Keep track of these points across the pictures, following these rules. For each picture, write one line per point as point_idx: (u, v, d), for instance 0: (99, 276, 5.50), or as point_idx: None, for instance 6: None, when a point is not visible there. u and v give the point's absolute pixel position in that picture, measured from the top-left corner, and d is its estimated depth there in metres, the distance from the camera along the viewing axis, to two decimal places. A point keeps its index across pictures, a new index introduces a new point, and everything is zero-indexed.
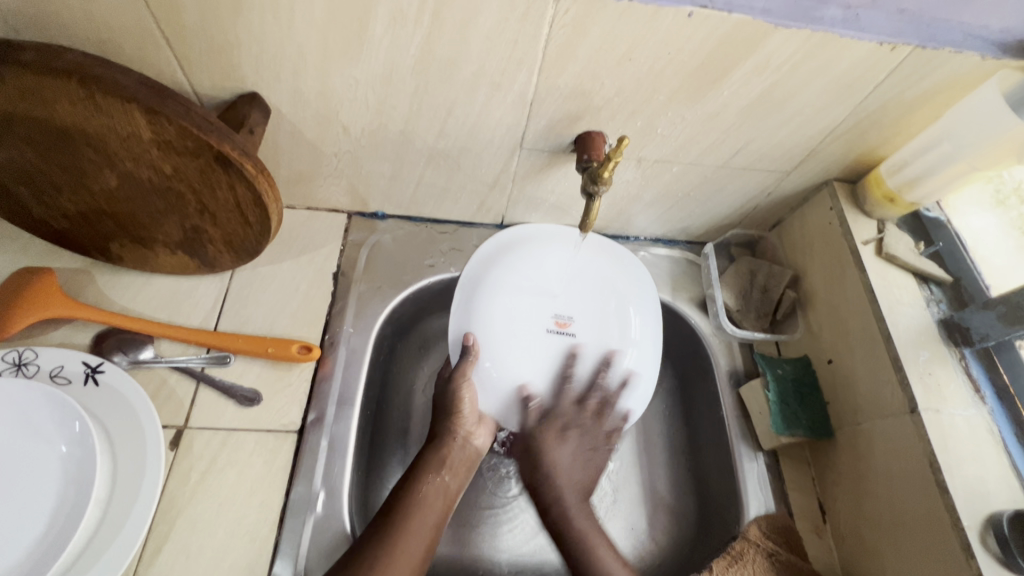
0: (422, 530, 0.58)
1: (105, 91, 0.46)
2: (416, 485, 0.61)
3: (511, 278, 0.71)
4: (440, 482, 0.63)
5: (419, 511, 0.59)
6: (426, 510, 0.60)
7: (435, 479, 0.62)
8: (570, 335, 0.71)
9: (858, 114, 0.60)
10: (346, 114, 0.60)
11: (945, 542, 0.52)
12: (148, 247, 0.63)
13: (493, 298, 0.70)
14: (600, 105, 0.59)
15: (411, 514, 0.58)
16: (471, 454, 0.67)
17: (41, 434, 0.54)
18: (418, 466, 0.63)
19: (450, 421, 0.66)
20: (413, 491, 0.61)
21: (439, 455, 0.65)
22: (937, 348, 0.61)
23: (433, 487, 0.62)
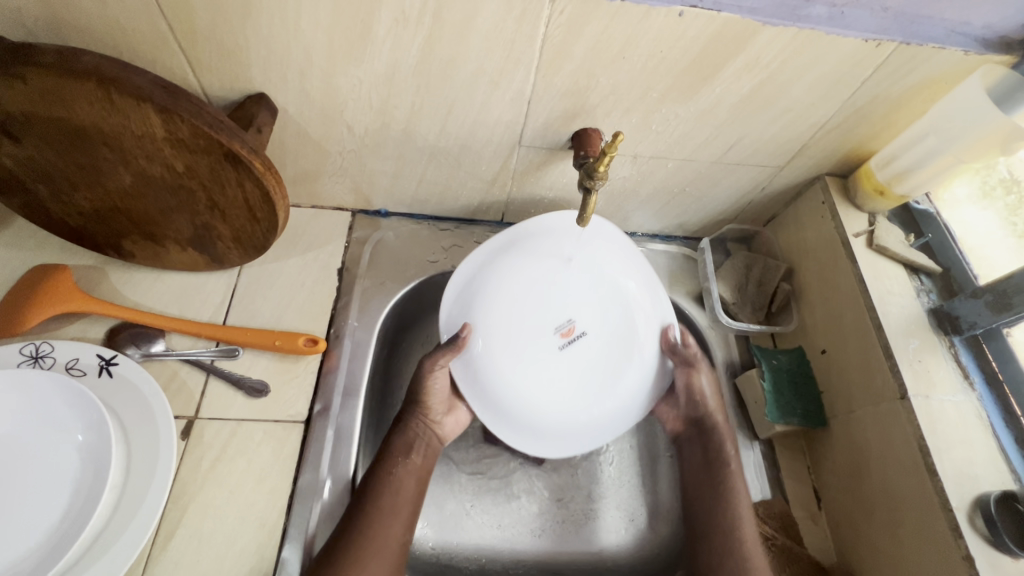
0: (397, 515, 0.61)
1: (121, 91, 0.48)
2: (387, 468, 0.64)
3: (501, 300, 0.67)
4: (410, 464, 0.65)
5: (391, 496, 0.62)
6: (398, 494, 0.63)
7: (405, 463, 0.65)
8: (581, 340, 0.67)
9: (847, 109, 0.62)
10: (350, 114, 0.62)
11: (934, 524, 0.54)
12: (159, 244, 0.65)
13: (491, 326, 0.67)
14: (596, 102, 0.61)
15: (385, 499, 0.61)
16: (436, 436, 0.70)
17: (59, 423, 0.56)
18: (385, 451, 0.65)
19: (416, 407, 0.68)
20: (384, 475, 0.63)
21: (407, 439, 0.67)
22: (927, 337, 0.63)
23: (404, 470, 0.65)
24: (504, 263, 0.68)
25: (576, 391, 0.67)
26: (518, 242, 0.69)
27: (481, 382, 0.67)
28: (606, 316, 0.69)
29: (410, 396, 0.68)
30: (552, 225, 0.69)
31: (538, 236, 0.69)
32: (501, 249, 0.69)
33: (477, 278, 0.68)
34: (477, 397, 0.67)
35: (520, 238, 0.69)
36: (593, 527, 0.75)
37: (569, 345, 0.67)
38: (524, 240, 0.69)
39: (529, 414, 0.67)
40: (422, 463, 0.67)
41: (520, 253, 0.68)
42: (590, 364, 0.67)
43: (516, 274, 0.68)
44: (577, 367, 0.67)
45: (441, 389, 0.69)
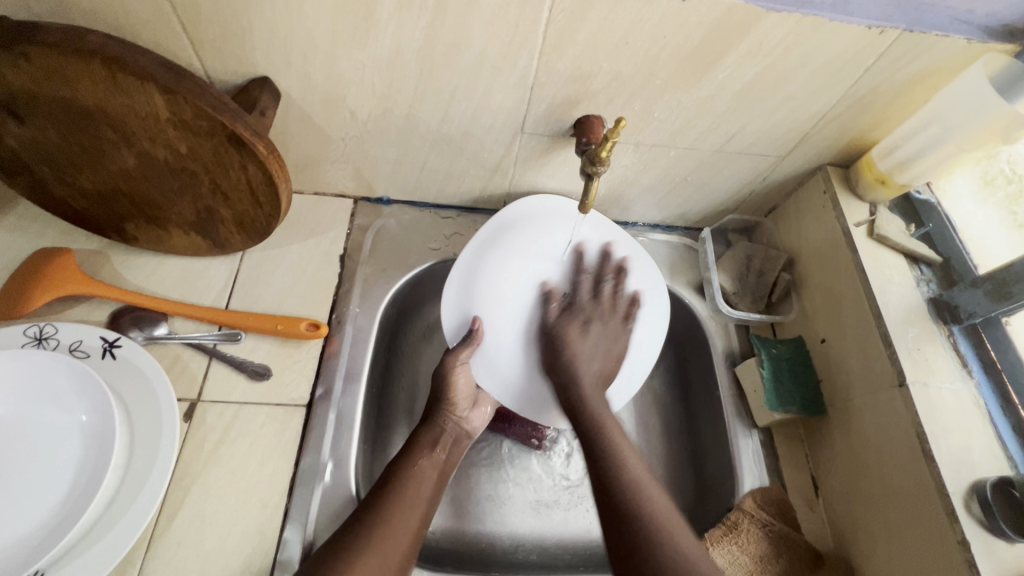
0: (418, 502, 0.60)
1: (126, 72, 0.48)
2: (412, 460, 0.64)
3: (505, 296, 0.71)
4: (435, 458, 0.66)
5: (416, 482, 0.62)
6: (422, 482, 0.63)
7: (430, 456, 0.65)
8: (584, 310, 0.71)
9: (849, 98, 0.62)
10: (352, 98, 0.62)
11: (931, 509, 0.54)
12: (162, 227, 0.65)
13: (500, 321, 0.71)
14: (598, 89, 0.61)
15: (407, 484, 0.61)
16: (462, 432, 0.71)
17: (63, 404, 0.56)
18: (412, 445, 0.66)
19: (444, 404, 0.69)
20: (410, 465, 0.63)
21: (434, 434, 0.68)
22: (926, 325, 0.63)
23: (428, 463, 0.65)
24: (496, 258, 0.71)
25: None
26: (506, 237, 0.72)
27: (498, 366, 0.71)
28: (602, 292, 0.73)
29: (438, 394, 0.69)
30: (532, 216, 0.73)
31: (528, 227, 0.72)
32: (488, 244, 0.72)
33: (475, 265, 0.71)
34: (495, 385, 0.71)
35: (505, 232, 0.72)
36: (591, 514, 0.76)
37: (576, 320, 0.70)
38: (509, 234, 0.72)
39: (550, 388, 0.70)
40: (445, 459, 0.67)
41: (510, 244, 0.72)
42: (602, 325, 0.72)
43: (519, 248, 0.72)
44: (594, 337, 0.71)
45: (465, 386, 0.70)
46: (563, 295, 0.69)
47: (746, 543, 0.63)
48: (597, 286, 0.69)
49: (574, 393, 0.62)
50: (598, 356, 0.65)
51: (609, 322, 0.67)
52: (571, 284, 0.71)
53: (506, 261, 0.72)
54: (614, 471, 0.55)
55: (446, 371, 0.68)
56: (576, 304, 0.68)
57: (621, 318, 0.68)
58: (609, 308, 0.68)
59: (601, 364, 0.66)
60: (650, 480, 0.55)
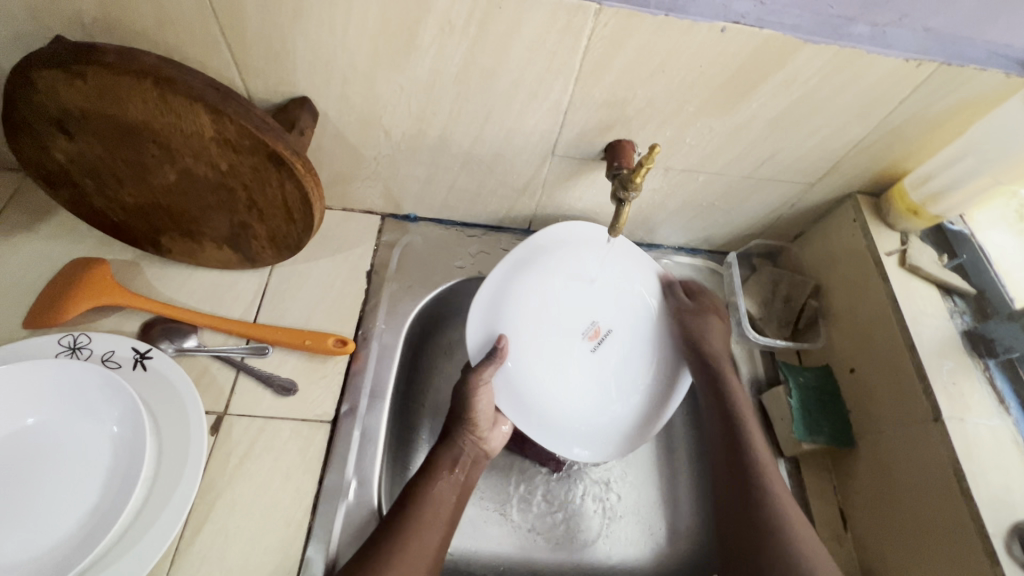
0: (433, 525, 0.60)
1: (176, 92, 0.49)
2: (430, 482, 0.64)
3: (532, 320, 0.70)
4: (452, 479, 0.65)
5: (434, 503, 0.62)
6: (440, 503, 0.63)
7: (449, 476, 0.65)
8: (608, 338, 0.72)
9: (882, 128, 0.62)
10: (387, 119, 0.63)
11: (969, 549, 0.53)
12: (196, 241, 0.66)
13: (527, 349, 0.69)
14: (631, 115, 0.61)
15: (424, 502, 0.62)
16: (480, 453, 0.70)
17: (95, 414, 0.57)
18: (432, 463, 0.66)
19: (463, 424, 0.68)
20: (428, 485, 0.63)
21: (453, 453, 0.67)
22: (961, 358, 0.62)
23: (445, 485, 0.64)
24: (524, 286, 0.70)
25: (612, 389, 0.72)
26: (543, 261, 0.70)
27: (520, 392, 0.70)
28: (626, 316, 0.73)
29: (457, 412, 0.69)
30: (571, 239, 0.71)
31: (569, 250, 0.71)
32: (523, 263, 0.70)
33: (503, 291, 0.69)
34: (518, 414, 0.70)
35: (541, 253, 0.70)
36: (612, 539, 0.75)
37: (600, 347, 0.72)
38: (547, 260, 0.70)
39: (572, 415, 0.71)
40: (462, 479, 0.66)
41: (547, 264, 0.70)
42: (622, 358, 0.73)
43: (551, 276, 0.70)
44: (607, 367, 0.72)
45: (485, 406, 0.69)
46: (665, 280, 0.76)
47: None
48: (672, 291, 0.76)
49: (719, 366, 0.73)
50: (717, 337, 0.75)
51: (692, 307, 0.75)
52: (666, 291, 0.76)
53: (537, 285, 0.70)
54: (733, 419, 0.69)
55: (470, 389, 0.67)
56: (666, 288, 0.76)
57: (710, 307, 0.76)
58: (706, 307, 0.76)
59: (719, 349, 0.74)
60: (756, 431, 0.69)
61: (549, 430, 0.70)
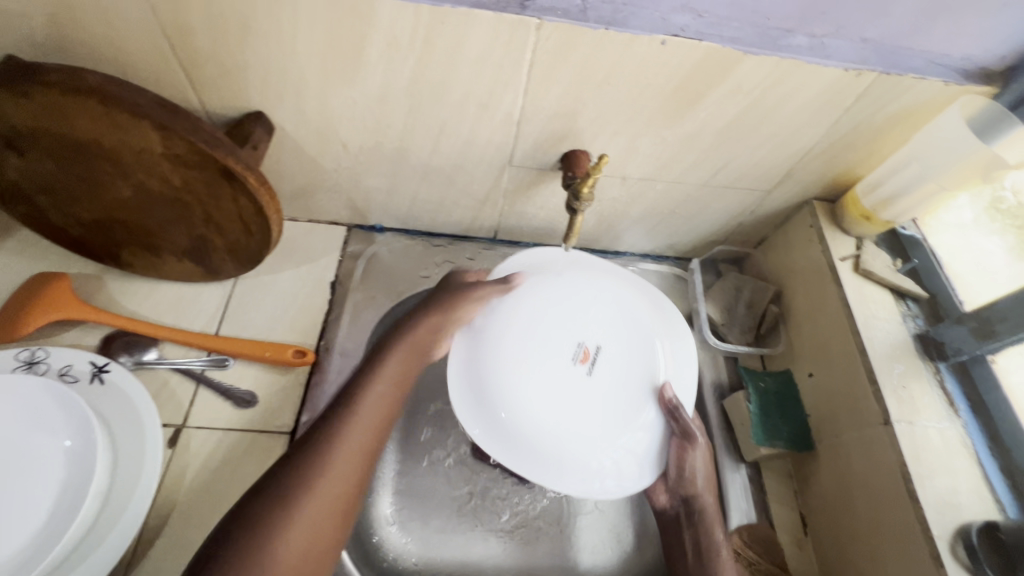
0: (367, 431, 0.55)
1: (122, 109, 0.50)
2: (356, 395, 0.57)
3: (511, 357, 0.61)
4: (380, 397, 0.58)
5: (367, 410, 0.56)
6: (372, 413, 0.56)
7: (383, 386, 0.58)
8: (600, 356, 0.63)
9: (831, 136, 0.63)
10: (343, 132, 0.64)
11: (917, 552, 0.53)
12: (156, 255, 0.67)
13: (518, 390, 0.60)
14: (584, 125, 0.62)
15: (356, 413, 0.55)
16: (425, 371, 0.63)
17: (48, 429, 0.56)
18: (364, 375, 0.59)
19: (412, 338, 0.62)
20: (361, 389, 0.57)
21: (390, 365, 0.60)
22: (912, 362, 0.63)
23: (373, 401, 0.57)
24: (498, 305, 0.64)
25: (617, 417, 0.62)
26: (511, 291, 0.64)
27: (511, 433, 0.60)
28: (609, 324, 0.65)
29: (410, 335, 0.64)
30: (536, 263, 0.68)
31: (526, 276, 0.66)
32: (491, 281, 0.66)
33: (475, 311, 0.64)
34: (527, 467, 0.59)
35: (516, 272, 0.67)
36: (577, 546, 0.75)
37: (595, 369, 0.63)
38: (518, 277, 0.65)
39: (585, 451, 0.60)
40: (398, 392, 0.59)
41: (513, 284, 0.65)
42: (620, 379, 0.63)
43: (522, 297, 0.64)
44: (611, 388, 0.63)
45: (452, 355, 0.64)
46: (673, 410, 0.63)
47: None
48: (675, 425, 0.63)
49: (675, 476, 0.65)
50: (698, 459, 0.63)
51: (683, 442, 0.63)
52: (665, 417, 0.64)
53: (509, 310, 0.63)
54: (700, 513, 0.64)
55: (449, 308, 0.63)
56: (682, 425, 0.63)
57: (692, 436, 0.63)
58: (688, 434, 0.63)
59: (701, 489, 0.64)
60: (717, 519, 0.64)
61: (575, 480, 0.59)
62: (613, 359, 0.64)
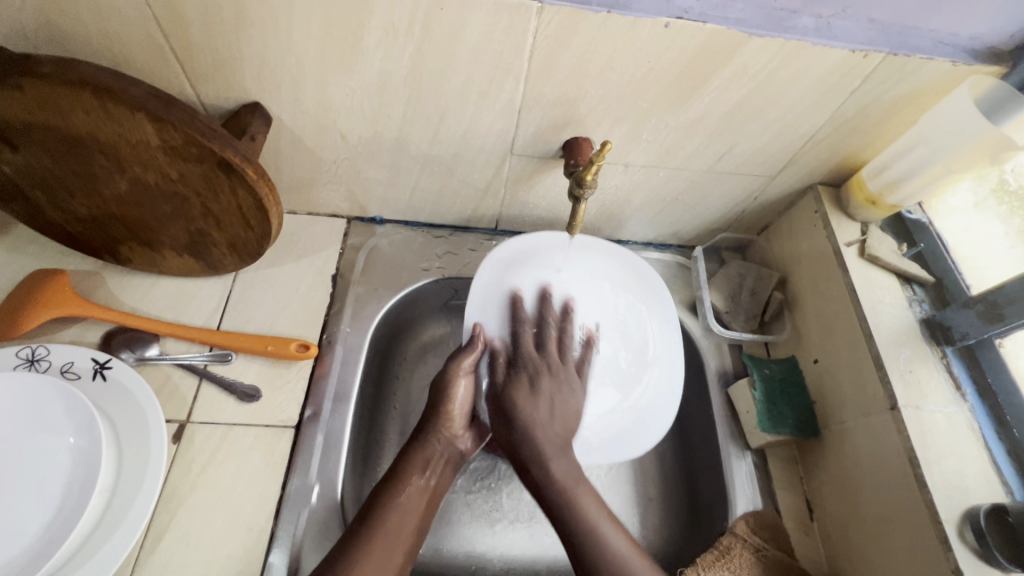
0: (401, 535, 0.57)
1: (117, 100, 0.49)
2: (397, 489, 0.60)
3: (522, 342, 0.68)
4: (423, 484, 0.62)
5: (398, 517, 0.58)
6: (403, 516, 0.59)
7: (418, 482, 0.62)
8: (600, 333, 0.72)
9: (837, 120, 0.62)
10: (342, 122, 0.63)
11: (925, 535, 0.53)
12: (155, 250, 0.66)
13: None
14: (585, 112, 0.61)
15: (390, 521, 0.58)
16: (455, 453, 0.66)
17: (52, 426, 0.56)
18: (399, 468, 0.62)
19: (439, 417, 0.65)
20: (393, 496, 0.59)
21: (425, 455, 0.64)
22: (919, 347, 0.62)
23: (415, 491, 0.61)
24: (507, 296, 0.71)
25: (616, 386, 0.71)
26: (516, 269, 0.73)
27: None
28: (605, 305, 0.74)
29: (433, 405, 0.66)
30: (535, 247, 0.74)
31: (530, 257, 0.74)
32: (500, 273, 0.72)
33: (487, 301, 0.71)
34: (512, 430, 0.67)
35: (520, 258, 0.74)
36: None
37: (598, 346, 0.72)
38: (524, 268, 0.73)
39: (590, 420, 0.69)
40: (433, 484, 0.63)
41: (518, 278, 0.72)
42: (619, 350, 0.73)
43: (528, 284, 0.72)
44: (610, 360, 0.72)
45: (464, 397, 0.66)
46: (506, 345, 0.68)
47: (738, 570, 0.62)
48: (543, 338, 0.68)
49: (528, 451, 0.60)
50: (549, 415, 0.62)
51: (559, 378, 0.65)
52: (512, 337, 0.68)
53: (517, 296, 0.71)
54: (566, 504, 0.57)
55: (449, 376, 0.66)
56: (521, 359, 0.66)
57: (569, 365, 0.67)
58: (557, 362, 0.66)
59: (532, 423, 0.62)
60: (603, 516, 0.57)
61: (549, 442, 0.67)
62: (610, 335, 0.73)
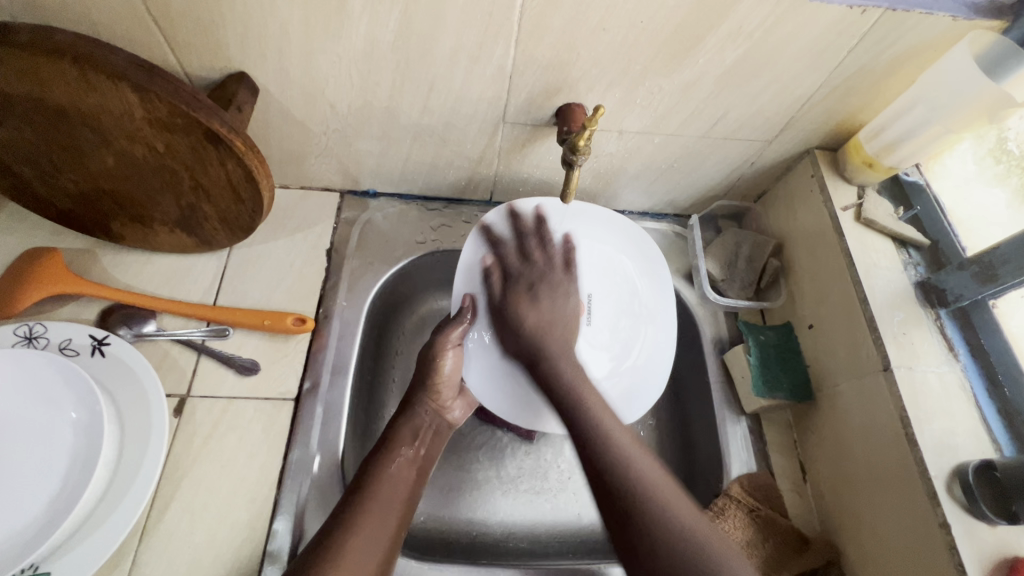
0: (395, 500, 0.59)
1: (98, 70, 0.48)
2: (386, 461, 0.62)
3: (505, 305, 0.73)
4: (411, 454, 0.64)
5: (390, 485, 0.60)
6: (396, 483, 0.60)
7: (407, 452, 0.64)
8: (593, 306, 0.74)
9: (834, 80, 0.61)
10: (331, 92, 0.62)
11: (914, 490, 0.54)
12: (147, 226, 0.65)
13: None
14: (578, 76, 0.60)
15: (384, 486, 0.59)
16: (442, 423, 0.70)
17: (53, 402, 0.57)
18: (389, 441, 0.64)
19: (426, 392, 0.68)
20: (384, 467, 0.61)
21: (413, 427, 0.66)
22: (913, 309, 0.63)
23: (403, 461, 0.63)
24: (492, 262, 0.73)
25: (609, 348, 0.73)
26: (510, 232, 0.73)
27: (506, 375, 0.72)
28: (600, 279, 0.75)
29: (421, 380, 0.69)
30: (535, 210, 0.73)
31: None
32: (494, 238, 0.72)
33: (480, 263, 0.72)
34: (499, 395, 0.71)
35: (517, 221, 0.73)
36: (581, 501, 0.76)
37: (591, 318, 0.74)
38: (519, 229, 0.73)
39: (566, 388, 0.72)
40: (422, 454, 0.65)
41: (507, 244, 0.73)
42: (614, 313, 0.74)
43: None
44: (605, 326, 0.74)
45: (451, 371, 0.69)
46: (500, 262, 0.69)
47: (734, 529, 0.63)
48: (527, 249, 0.69)
49: (536, 347, 0.62)
50: (556, 306, 0.65)
51: (552, 278, 0.66)
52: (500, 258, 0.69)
53: None
54: (591, 423, 0.54)
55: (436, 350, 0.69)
56: (515, 274, 0.67)
57: (562, 266, 0.68)
58: (547, 261, 0.68)
59: (541, 317, 0.64)
60: (627, 438, 0.53)
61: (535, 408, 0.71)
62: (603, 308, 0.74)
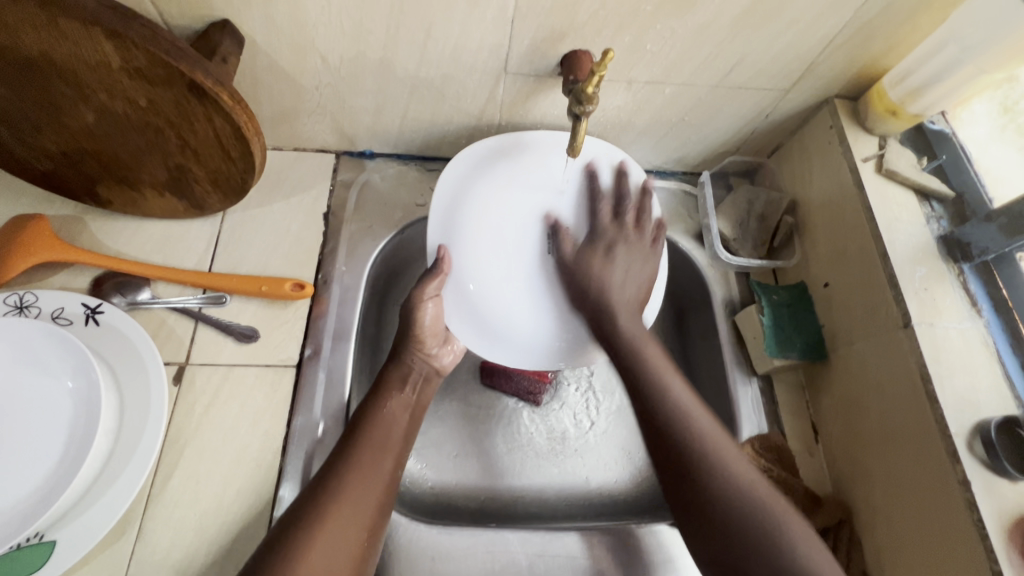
0: (390, 443, 0.58)
1: (66, 15, 0.44)
2: (382, 402, 0.60)
3: (483, 244, 0.68)
4: (405, 397, 0.63)
5: (386, 424, 0.59)
6: (391, 425, 0.59)
7: (399, 396, 0.62)
8: None
9: (860, 20, 0.57)
10: (321, 42, 0.58)
11: (933, 448, 0.53)
12: (135, 189, 0.63)
13: (484, 266, 0.68)
14: (585, 20, 0.56)
15: (379, 430, 0.58)
16: (432, 370, 0.68)
17: (49, 372, 0.55)
18: (379, 388, 0.62)
19: (411, 340, 0.66)
20: (378, 407, 0.60)
21: (402, 372, 0.64)
22: (935, 264, 0.60)
23: (398, 403, 0.62)
24: (473, 198, 0.69)
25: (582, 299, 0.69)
26: (499, 164, 0.69)
27: (480, 311, 0.68)
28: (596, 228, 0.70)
29: (405, 332, 0.66)
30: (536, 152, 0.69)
31: (523, 162, 0.69)
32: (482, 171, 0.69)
33: (459, 196, 0.69)
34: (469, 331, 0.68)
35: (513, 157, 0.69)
36: (587, 465, 0.75)
37: None
38: (510, 163, 0.69)
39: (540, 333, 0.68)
40: (416, 398, 0.64)
41: (494, 179, 0.69)
42: None
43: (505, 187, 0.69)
44: None
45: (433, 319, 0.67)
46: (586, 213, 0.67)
47: None
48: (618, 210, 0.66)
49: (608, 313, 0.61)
50: (628, 279, 0.63)
51: (634, 246, 0.65)
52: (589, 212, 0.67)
53: (489, 195, 0.69)
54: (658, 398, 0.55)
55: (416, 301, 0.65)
56: (598, 231, 0.65)
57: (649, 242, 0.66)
58: (632, 231, 0.65)
59: (617, 280, 0.62)
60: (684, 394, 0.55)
61: (518, 352, 0.68)
62: None
